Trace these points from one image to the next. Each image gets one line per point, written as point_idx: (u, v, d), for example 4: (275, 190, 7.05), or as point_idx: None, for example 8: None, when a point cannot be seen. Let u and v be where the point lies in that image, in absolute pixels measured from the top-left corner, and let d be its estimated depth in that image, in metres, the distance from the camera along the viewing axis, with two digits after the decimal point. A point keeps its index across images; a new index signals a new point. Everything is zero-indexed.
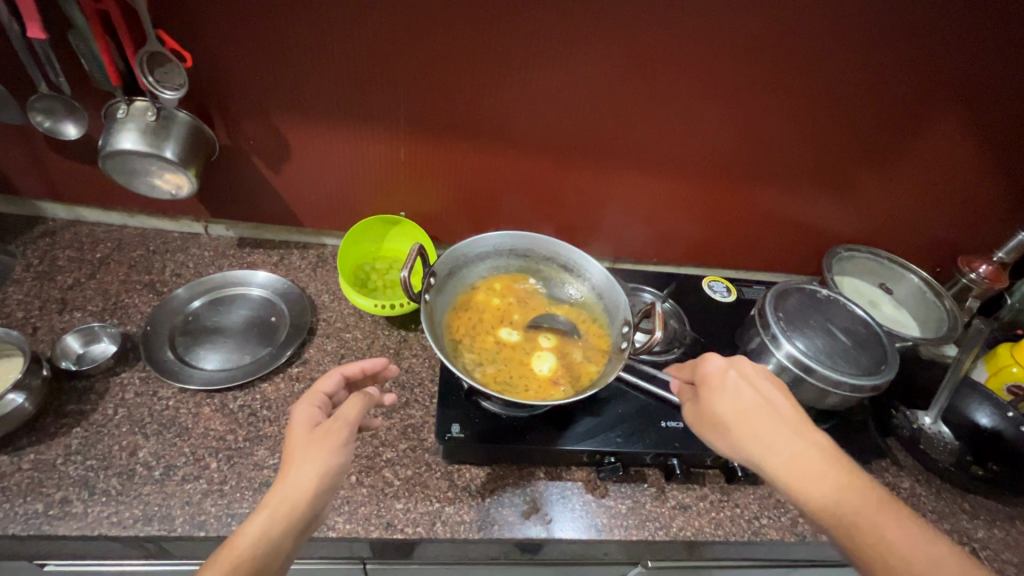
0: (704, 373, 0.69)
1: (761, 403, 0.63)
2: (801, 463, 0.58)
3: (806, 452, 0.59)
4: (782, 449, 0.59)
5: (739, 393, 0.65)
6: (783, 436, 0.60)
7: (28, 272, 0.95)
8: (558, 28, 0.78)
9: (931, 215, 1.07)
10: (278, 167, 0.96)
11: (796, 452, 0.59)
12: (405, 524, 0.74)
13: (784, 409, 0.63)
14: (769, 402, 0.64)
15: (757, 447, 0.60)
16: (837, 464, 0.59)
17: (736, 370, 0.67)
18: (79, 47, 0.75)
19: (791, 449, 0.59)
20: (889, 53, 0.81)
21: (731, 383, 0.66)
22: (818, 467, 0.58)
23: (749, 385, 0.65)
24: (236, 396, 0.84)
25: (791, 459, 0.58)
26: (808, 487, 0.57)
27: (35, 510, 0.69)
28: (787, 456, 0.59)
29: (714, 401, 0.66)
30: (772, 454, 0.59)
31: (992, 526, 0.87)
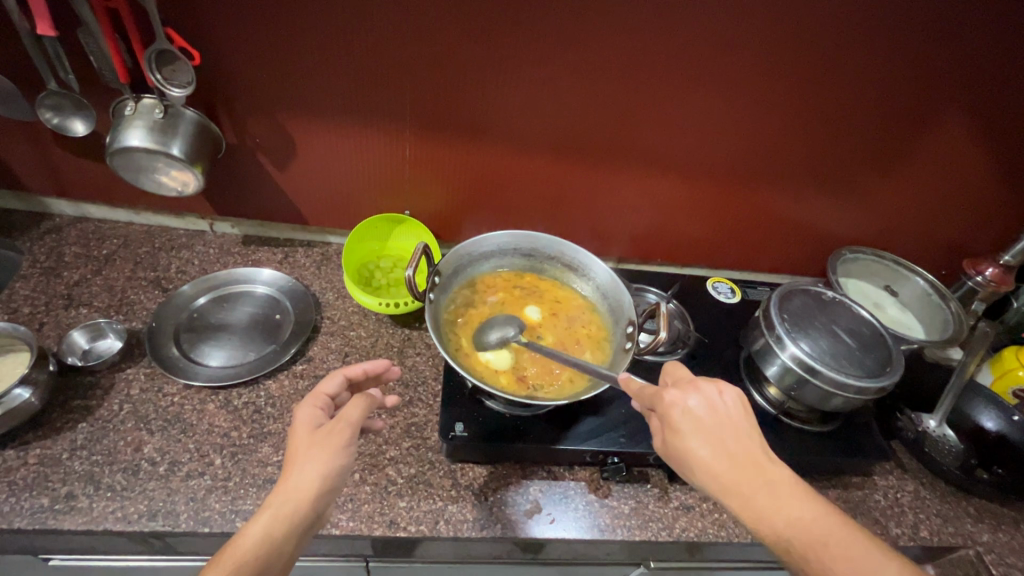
0: (664, 407, 0.60)
1: (729, 437, 0.57)
2: (774, 507, 0.54)
3: (778, 493, 0.55)
4: (753, 491, 0.55)
5: (690, 422, 0.58)
6: (754, 475, 0.55)
7: (35, 267, 0.96)
8: (564, 28, 0.78)
9: (937, 218, 1.07)
10: (283, 166, 0.96)
11: (769, 495, 0.55)
12: (408, 522, 0.74)
13: (751, 440, 0.58)
14: (736, 435, 0.57)
15: (727, 493, 0.55)
16: (807, 498, 0.55)
17: (697, 399, 0.59)
18: (89, 45, 0.76)
19: (763, 491, 0.55)
20: (896, 54, 0.81)
21: (694, 418, 0.58)
22: (790, 508, 0.54)
23: (713, 415, 0.58)
24: (240, 393, 0.85)
25: (762, 504, 0.54)
26: (780, 531, 0.53)
27: (41, 504, 0.69)
28: (758, 499, 0.54)
29: (678, 440, 0.58)
30: (743, 500, 0.54)
31: (997, 530, 0.86)
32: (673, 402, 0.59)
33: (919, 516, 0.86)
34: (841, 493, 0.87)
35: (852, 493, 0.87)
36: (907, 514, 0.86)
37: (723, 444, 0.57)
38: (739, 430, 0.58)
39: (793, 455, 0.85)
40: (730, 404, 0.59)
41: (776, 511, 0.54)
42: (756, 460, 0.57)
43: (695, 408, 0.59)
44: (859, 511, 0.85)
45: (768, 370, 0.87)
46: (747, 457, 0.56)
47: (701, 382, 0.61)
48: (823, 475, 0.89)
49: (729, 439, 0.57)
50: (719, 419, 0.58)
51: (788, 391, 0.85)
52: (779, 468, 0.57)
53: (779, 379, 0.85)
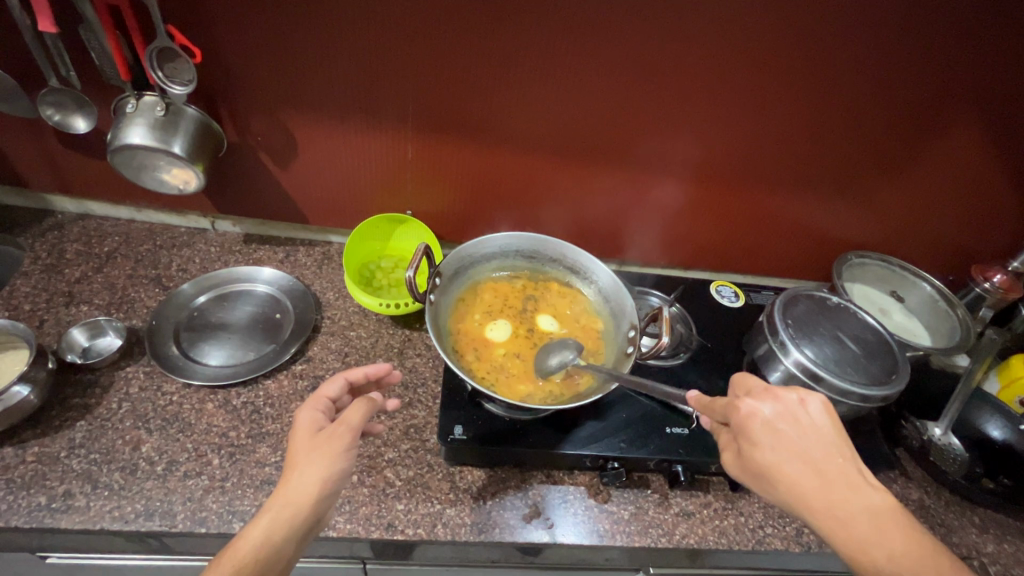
0: (739, 420, 0.58)
1: (811, 453, 0.55)
2: (866, 531, 0.52)
3: (867, 516, 0.53)
4: (841, 514, 0.53)
5: (771, 436, 0.56)
6: (842, 495, 0.54)
7: (36, 264, 0.96)
8: (569, 28, 0.77)
9: (944, 223, 1.05)
10: (285, 165, 0.96)
11: (857, 518, 0.53)
12: (406, 525, 0.73)
13: (837, 456, 0.56)
14: (821, 452, 0.55)
15: (813, 513, 0.53)
16: (900, 526, 0.53)
17: (774, 410, 0.58)
18: (90, 42, 0.75)
19: (854, 514, 0.53)
20: (907, 57, 0.80)
21: (776, 433, 0.56)
22: (884, 535, 0.52)
23: (795, 429, 0.56)
24: (239, 392, 0.84)
25: (853, 528, 0.52)
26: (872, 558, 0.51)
27: (38, 502, 0.69)
28: (848, 523, 0.53)
29: (755, 454, 0.56)
30: (830, 522, 0.53)
31: (1002, 540, 0.85)
32: (752, 414, 0.58)
33: (923, 526, 0.85)
34: None
35: None
36: None
37: (807, 462, 0.55)
38: (824, 446, 0.56)
39: None
40: (808, 418, 0.57)
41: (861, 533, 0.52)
42: (844, 478, 0.54)
43: (776, 421, 0.57)
44: None
45: (771, 375, 0.86)
46: (833, 475, 0.54)
47: (779, 391, 0.59)
48: None
49: (812, 456, 0.55)
50: (801, 435, 0.56)
51: None
52: (869, 488, 0.55)
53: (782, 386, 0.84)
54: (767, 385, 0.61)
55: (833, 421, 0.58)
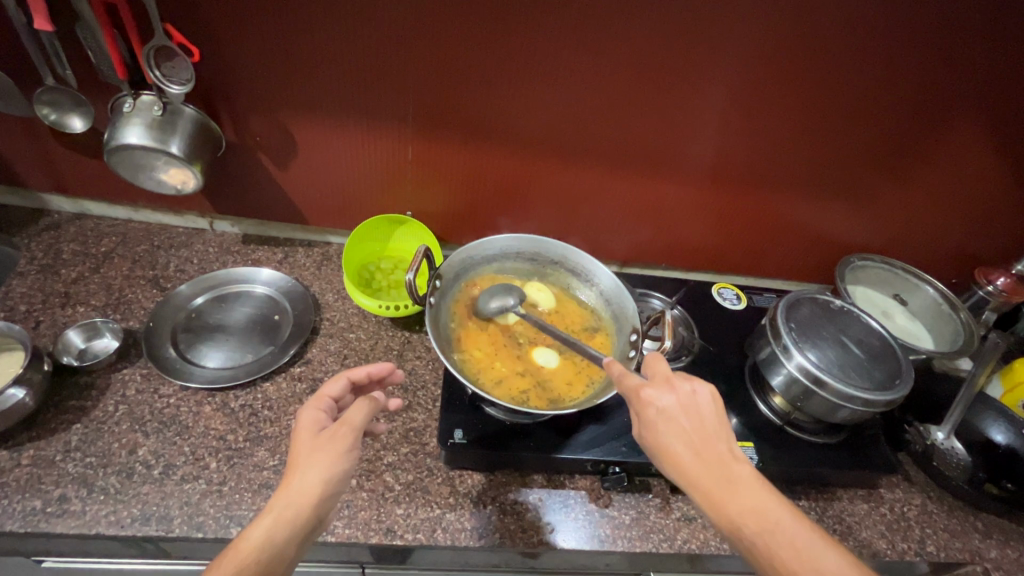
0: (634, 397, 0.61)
1: (694, 432, 0.57)
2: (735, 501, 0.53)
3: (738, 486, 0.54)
4: (716, 487, 0.54)
5: (662, 419, 0.58)
6: (717, 475, 0.55)
7: (32, 264, 0.95)
8: (570, 28, 0.77)
9: (948, 225, 1.05)
10: (284, 165, 0.95)
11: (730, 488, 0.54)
12: (405, 530, 0.73)
13: (718, 436, 0.57)
14: (703, 434, 0.57)
15: (690, 487, 0.55)
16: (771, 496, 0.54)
17: (670, 397, 0.59)
18: (87, 40, 0.74)
19: (728, 488, 0.54)
20: (912, 59, 0.79)
21: (667, 415, 0.58)
22: (751, 503, 0.54)
23: (684, 415, 0.58)
24: (237, 395, 0.84)
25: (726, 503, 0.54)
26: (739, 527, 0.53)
27: (33, 506, 0.68)
28: (722, 495, 0.54)
29: (646, 432, 0.59)
30: (706, 494, 0.54)
31: (1006, 545, 0.85)
32: (647, 398, 0.59)
33: (926, 531, 0.84)
34: (845, 506, 0.85)
35: (857, 506, 0.86)
36: (914, 528, 0.84)
37: (690, 441, 0.57)
38: (704, 425, 0.58)
39: (798, 467, 0.83)
40: (693, 401, 0.59)
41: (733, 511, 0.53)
42: (720, 456, 0.56)
43: (668, 406, 0.58)
44: (864, 525, 0.84)
45: (773, 379, 0.85)
46: (712, 453, 0.56)
47: (677, 379, 0.61)
48: (828, 486, 0.87)
49: (697, 439, 0.57)
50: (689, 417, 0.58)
51: (794, 402, 0.84)
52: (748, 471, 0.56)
53: (785, 390, 0.84)
54: (669, 370, 0.62)
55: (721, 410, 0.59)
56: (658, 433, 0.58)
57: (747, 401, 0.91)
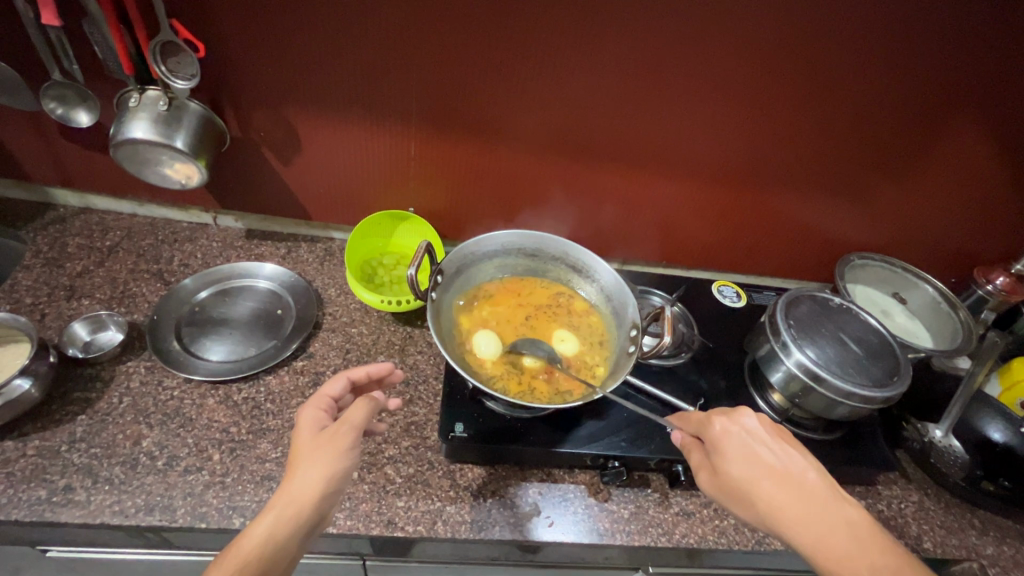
0: (709, 434, 0.66)
1: (777, 464, 0.61)
2: (832, 530, 0.56)
3: (831, 517, 0.57)
4: (808, 517, 0.57)
5: (741, 449, 0.63)
6: (807, 502, 0.58)
7: (37, 258, 0.96)
8: (572, 26, 0.77)
9: (948, 224, 1.05)
10: (288, 160, 0.96)
11: (822, 519, 0.57)
12: (406, 522, 0.73)
13: (804, 471, 0.61)
14: (784, 464, 0.61)
15: (778, 516, 0.58)
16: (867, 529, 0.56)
17: (746, 430, 0.64)
18: (94, 35, 0.75)
19: (821, 519, 0.57)
20: (912, 59, 0.80)
21: (746, 446, 0.63)
22: (846, 531, 0.55)
23: (762, 446, 0.63)
24: (240, 388, 0.84)
25: (819, 530, 0.56)
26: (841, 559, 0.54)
27: (38, 496, 0.69)
28: (816, 526, 0.56)
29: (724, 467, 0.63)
30: (797, 528, 0.56)
31: (1002, 543, 0.85)
32: (723, 431, 0.65)
33: (922, 528, 0.85)
34: None
35: None
36: (911, 525, 0.85)
37: (775, 474, 0.60)
38: (788, 459, 0.62)
39: None
40: (777, 436, 0.64)
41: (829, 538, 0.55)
42: (808, 489, 0.59)
43: (746, 437, 0.64)
44: None
45: (772, 376, 0.86)
46: (801, 484, 0.59)
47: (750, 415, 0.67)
48: None
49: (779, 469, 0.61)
50: (769, 450, 0.62)
51: (792, 398, 0.84)
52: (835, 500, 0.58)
53: (784, 386, 0.84)
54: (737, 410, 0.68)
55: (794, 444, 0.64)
56: (739, 464, 0.62)
57: (745, 397, 0.92)
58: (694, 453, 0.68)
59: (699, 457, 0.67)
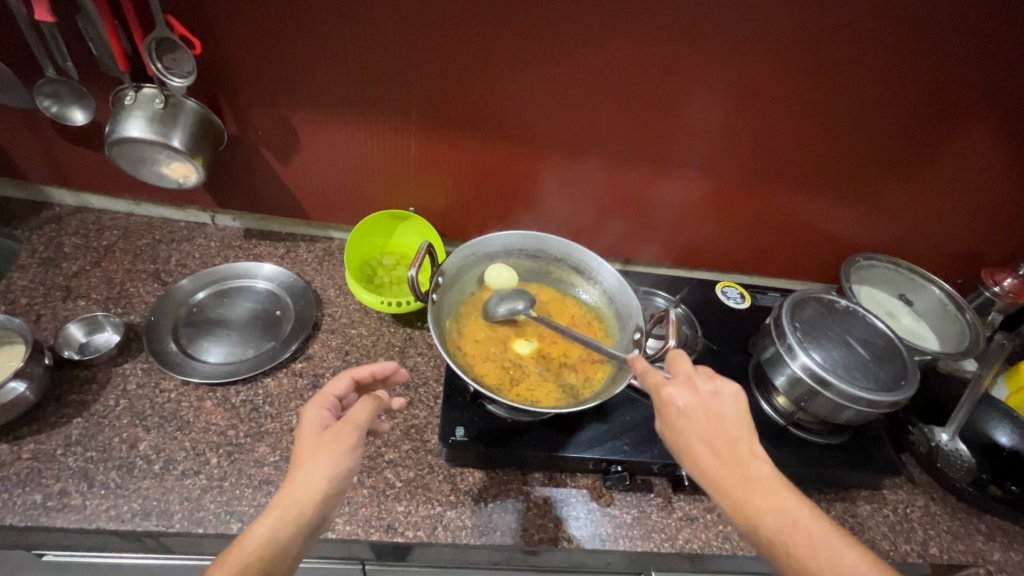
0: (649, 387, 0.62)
1: (713, 427, 0.58)
2: (757, 498, 0.54)
3: (758, 485, 0.55)
4: (734, 484, 0.55)
5: (682, 417, 0.59)
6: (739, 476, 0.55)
7: (33, 257, 0.95)
8: (576, 23, 0.76)
9: (955, 225, 1.04)
10: (286, 159, 0.94)
11: (749, 485, 0.55)
12: (406, 527, 0.72)
13: (743, 442, 0.57)
14: (726, 436, 0.57)
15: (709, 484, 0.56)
16: (791, 494, 0.55)
17: (691, 397, 0.59)
18: (88, 33, 0.74)
19: (752, 492, 0.55)
20: (922, 57, 0.78)
21: (688, 414, 0.58)
22: (769, 498, 0.54)
23: (705, 413, 0.58)
24: (238, 390, 0.83)
25: (747, 503, 0.54)
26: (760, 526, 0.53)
27: (33, 501, 0.68)
28: (739, 493, 0.55)
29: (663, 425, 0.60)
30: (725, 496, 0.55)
31: (1009, 548, 0.84)
32: (669, 397, 0.60)
33: (928, 533, 0.84)
34: (848, 507, 0.85)
35: (860, 507, 0.85)
36: (917, 530, 0.84)
37: (709, 439, 0.57)
38: (725, 423, 0.58)
39: (800, 467, 0.82)
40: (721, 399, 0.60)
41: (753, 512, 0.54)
42: (741, 454, 0.57)
43: (689, 407, 0.59)
44: (867, 526, 0.83)
45: (777, 379, 0.85)
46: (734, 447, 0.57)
47: (699, 378, 0.61)
48: (831, 487, 0.87)
49: (718, 440, 0.57)
50: (713, 421, 0.58)
51: (797, 402, 0.83)
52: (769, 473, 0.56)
53: (789, 390, 0.83)
54: (691, 369, 0.62)
55: (743, 410, 0.59)
56: (679, 431, 0.58)
57: (749, 400, 0.91)
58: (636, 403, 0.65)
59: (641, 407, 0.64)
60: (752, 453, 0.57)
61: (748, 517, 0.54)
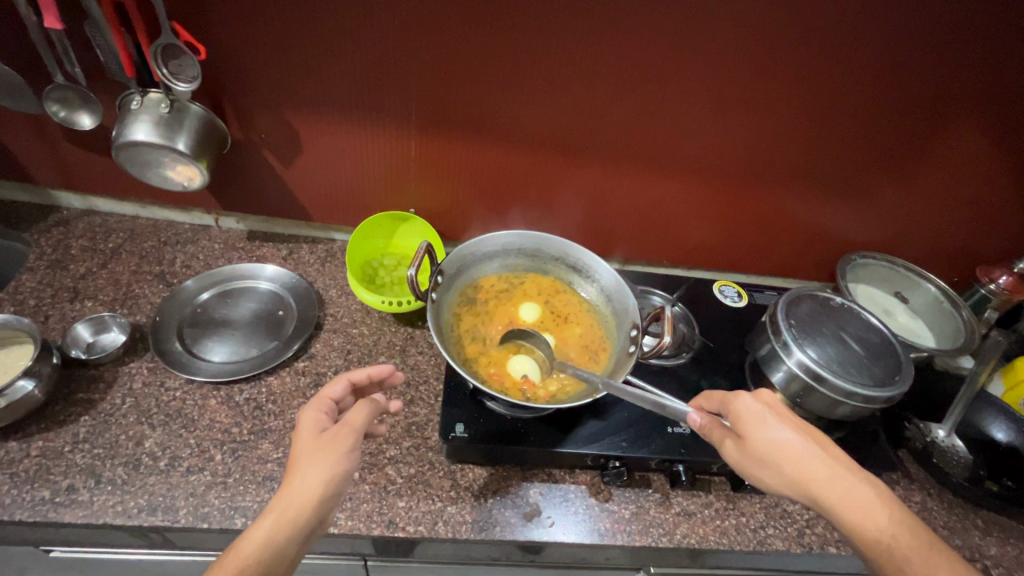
0: (736, 409, 0.65)
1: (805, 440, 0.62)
2: (857, 501, 0.59)
3: (856, 490, 0.59)
4: (836, 493, 0.59)
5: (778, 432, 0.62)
6: (839, 481, 0.60)
7: (41, 260, 0.96)
8: (572, 27, 0.77)
9: (950, 223, 1.05)
10: (289, 162, 0.96)
11: (847, 492, 0.59)
12: (407, 522, 0.73)
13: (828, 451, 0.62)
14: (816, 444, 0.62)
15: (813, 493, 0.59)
16: (883, 497, 0.60)
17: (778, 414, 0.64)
18: (96, 39, 0.76)
19: (852, 498, 0.59)
20: (914, 58, 0.80)
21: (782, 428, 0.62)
22: (867, 500, 0.59)
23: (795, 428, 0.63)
24: (242, 388, 0.85)
25: (851, 506, 0.58)
26: (863, 527, 0.58)
27: (41, 496, 0.69)
28: (845, 501, 0.59)
29: (758, 442, 0.62)
30: (829, 500, 0.59)
31: (1006, 543, 0.85)
32: (761, 415, 0.63)
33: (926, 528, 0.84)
34: None
35: None
36: None
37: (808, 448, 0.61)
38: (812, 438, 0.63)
39: None
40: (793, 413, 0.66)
41: (855, 513, 0.58)
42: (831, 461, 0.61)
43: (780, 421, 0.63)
44: None
45: (774, 376, 0.86)
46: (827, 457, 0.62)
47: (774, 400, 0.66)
48: None
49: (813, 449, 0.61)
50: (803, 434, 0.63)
51: (793, 398, 0.84)
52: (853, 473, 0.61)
53: (785, 386, 0.84)
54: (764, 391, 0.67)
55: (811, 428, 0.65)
56: (778, 445, 0.61)
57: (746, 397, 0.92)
58: (715, 430, 0.66)
59: (723, 432, 0.65)
60: (843, 464, 0.61)
61: (852, 518, 0.58)
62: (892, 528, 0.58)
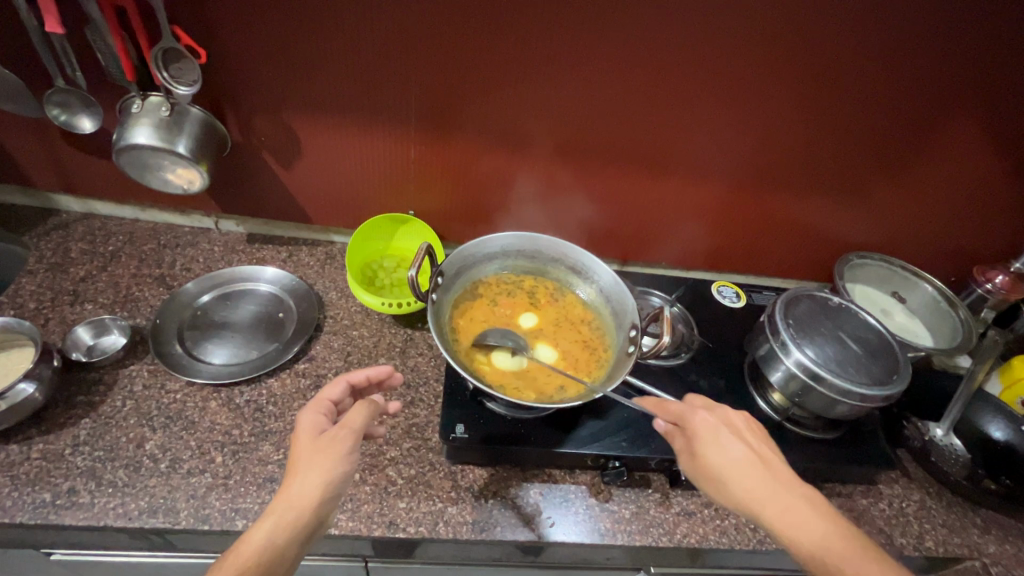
0: (686, 420, 0.68)
1: (750, 456, 0.63)
2: (794, 516, 0.58)
3: (795, 506, 0.59)
4: (769, 503, 0.59)
5: (719, 442, 0.64)
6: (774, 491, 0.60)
7: (41, 263, 0.97)
8: (570, 29, 0.78)
9: (946, 223, 1.05)
10: (289, 165, 0.96)
11: (786, 507, 0.59)
12: (408, 523, 0.74)
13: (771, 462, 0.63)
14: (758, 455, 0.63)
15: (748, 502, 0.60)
16: (825, 513, 0.59)
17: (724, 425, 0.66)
18: (97, 43, 0.76)
19: (787, 507, 0.59)
20: (909, 59, 0.80)
21: (724, 439, 0.64)
22: (806, 516, 0.58)
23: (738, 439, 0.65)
24: (242, 390, 0.85)
25: (784, 515, 0.58)
26: (798, 542, 0.57)
27: (42, 499, 0.69)
28: (779, 511, 0.59)
29: (702, 451, 0.64)
30: (764, 510, 0.59)
31: (1005, 541, 0.85)
32: (704, 425, 0.66)
33: (924, 526, 0.85)
34: (844, 501, 0.86)
35: (855, 501, 0.86)
36: (913, 524, 0.85)
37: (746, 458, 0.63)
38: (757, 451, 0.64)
39: (796, 462, 0.84)
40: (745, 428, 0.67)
41: (790, 523, 0.58)
42: (773, 476, 0.61)
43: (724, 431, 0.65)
44: (863, 520, 0.84)
45: (772, 375, 0.86)
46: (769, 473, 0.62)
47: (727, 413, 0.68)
48: (826, 483, 0.88)
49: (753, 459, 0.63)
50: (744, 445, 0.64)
51: (792, 398, 0.85)
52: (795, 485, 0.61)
53: (784, 385, 0.85)
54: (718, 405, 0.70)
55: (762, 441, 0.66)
56: (716, 454, 0.63)
57: (745, 397, 0.92)
58: (676, 440, 0.69)
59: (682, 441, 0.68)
60: (784, 476, 0.62)
61: (789, 534, 0.57)
62: (829, 543, 0.56)
